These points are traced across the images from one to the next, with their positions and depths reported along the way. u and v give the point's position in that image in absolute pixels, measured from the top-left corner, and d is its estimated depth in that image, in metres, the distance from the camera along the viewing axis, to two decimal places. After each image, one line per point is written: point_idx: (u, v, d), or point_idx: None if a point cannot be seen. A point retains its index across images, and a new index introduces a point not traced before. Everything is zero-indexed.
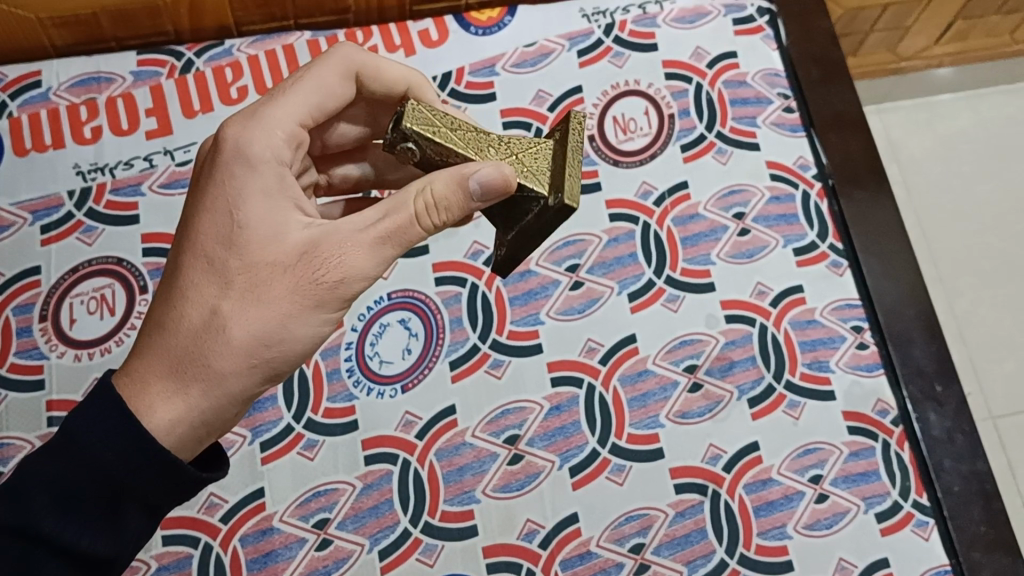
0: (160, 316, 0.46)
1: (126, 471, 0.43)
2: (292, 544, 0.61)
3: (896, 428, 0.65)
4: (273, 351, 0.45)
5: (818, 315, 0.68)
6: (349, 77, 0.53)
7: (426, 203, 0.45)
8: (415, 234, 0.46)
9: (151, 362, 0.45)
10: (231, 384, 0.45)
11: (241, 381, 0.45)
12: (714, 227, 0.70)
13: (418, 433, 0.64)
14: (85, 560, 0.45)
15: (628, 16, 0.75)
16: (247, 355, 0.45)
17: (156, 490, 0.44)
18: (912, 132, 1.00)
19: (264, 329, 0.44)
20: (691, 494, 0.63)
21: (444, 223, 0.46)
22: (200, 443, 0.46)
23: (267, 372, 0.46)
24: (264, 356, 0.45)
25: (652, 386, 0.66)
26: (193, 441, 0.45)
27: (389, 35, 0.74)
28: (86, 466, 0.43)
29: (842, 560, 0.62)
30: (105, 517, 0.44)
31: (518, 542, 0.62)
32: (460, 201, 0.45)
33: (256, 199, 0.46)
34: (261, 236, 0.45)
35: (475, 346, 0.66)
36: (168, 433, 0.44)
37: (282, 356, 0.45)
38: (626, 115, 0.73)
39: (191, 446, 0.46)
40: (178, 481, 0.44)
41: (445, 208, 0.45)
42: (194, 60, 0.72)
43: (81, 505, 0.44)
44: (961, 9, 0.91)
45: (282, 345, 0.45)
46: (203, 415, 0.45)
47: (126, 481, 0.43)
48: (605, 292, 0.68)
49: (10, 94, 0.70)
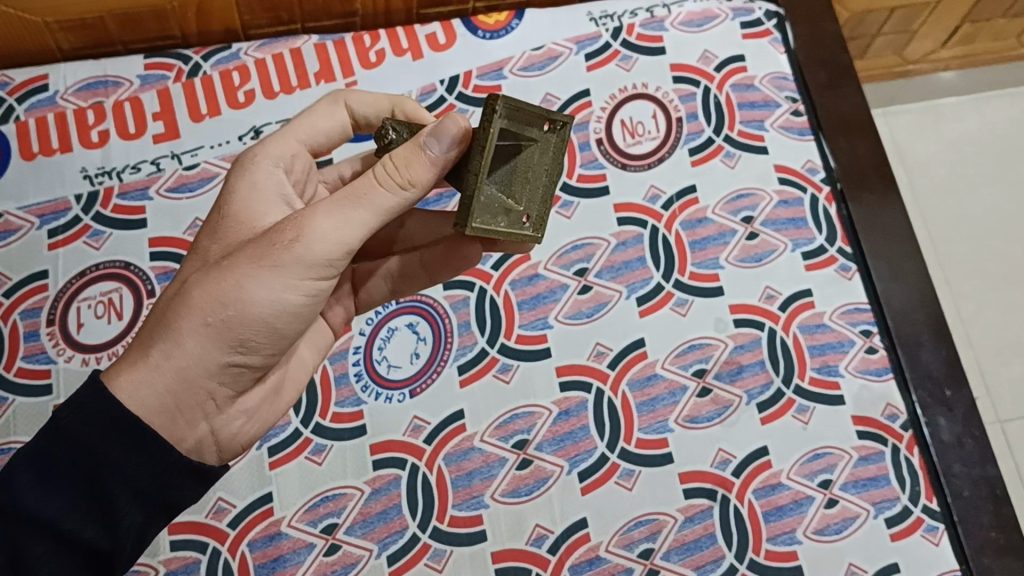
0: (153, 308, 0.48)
1: (101, 444, 0.43)
2: (300, 549, 0.61)
3: (906, 432, 0.65)
4: (227, 311, 0.44)
5: (827, 319, 0.67)
6: (339, 109, 0.54)
7: (388, 161, 0.44)
8: (383, 199, 0.44)
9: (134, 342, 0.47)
10: (189, 345, 0.44)
11: (198, 342, 0.44)
12: (723, 231, 0.70)
13: (426, 438, 0.64)
14: (80, 550, 0.43)
15: (635, 20, 0.75)
16: (202, 316, 0.44)
17: (131, 464, 0.43)
18: (918, 135, 1.00)
19: (220, 288, 0.44)
20: (700, 499, 0.63)
21: (407, 178, 0.44)
22: (168, 416, 0.45)
23: (224, 336, 0.45)
24: (221, 317, 0.44)
25: (660, 390, 0.65)
26: (157, 411, 0.44)
27: (396, 39, 0.74)
28: (66, 443, 0.43)
29: (851, 566, 0.62)
30: (92, 501, 0.43)
31: (527, 548, 0.62)
32: (416, 153, 0.44)
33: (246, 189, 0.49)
34: (238, 218, 0.48)
35: (483, 350, 0.66)
36: (130, 399, 0.44)
37: (234, 315, 0.44)
38: (634, 118, 0.73)
39: (158, 418, 0.45)
40: (155, 454, 0.44)
41: (407, 168, 0.44)
42: (201, 64, 0.72)
43: (65, 484, 0.43)
44: (968, 11, 0.92)
45: (237, 304, 0.44)
46: (165, 381, 0.44)
47: (101, 456, 0.43)
48: (614, 296, 0.68)
49: (16, 98, 0.70)
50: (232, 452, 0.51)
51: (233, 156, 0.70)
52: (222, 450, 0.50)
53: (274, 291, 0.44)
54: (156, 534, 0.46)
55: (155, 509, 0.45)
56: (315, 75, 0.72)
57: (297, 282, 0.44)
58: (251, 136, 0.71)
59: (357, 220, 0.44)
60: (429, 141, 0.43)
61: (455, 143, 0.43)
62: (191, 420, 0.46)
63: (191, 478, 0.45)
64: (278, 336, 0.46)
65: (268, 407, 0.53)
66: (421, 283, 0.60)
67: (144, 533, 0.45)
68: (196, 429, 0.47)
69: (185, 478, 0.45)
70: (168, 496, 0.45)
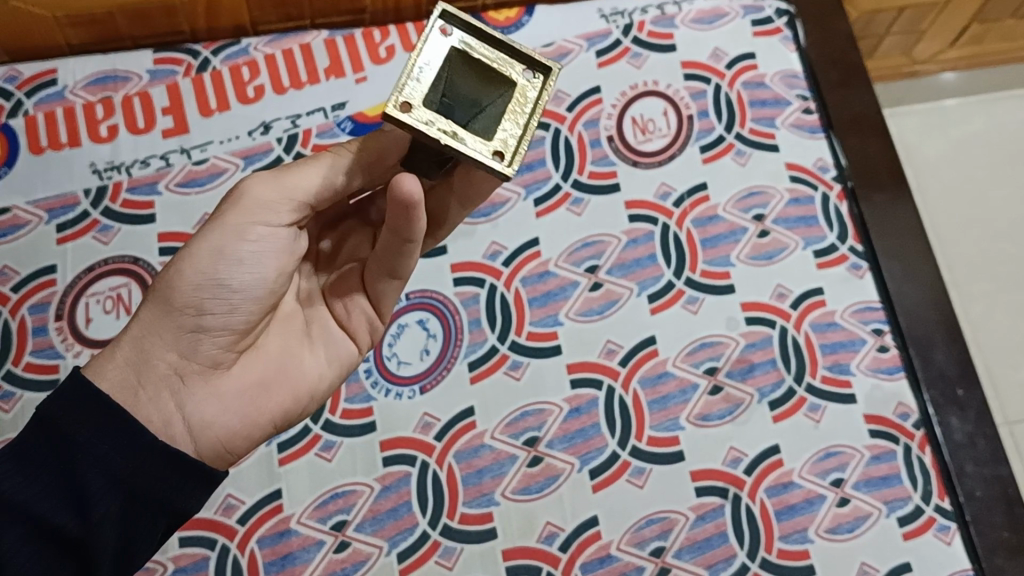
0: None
1: (72, 422, 0.43)
2: (310, 547, 0.61)
3: (918, 432, 0.64)
4: (166, 273, 0.47)
5: (838, 317, 0.67)
6: None
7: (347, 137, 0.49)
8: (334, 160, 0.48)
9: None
10: (143, 315, 0.48)
11: (149, 308, 0.48)
12: (734, 228, 0.69)
13: (436, 435, 0.64)
14: (57, 541, 0.42)
15: (646, 17, 0.75)
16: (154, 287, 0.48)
17: (102, 443, 0.43)
18: (924, 137, 0.99)
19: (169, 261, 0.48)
20: (712, 498, 0.63)
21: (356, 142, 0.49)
22: (130, 391, 0.47)
23: (167, 301, 0.47)
24: (165, 281, 0.47)
25: (672, 388, 0.65)
26: (119, 386, 0.47)
27: (406, 35, 0.73)
28: (43, 426, 0.43)
29: (864, 565, 0.61)
30: (66, 485, 0.42)
31: (538, 545, 0.61)
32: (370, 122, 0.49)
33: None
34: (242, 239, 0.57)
35: (493, 347, 0.66)
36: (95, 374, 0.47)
37: (171, 275, 0.47)
38: (645, 116, 0.72)
39: (121, 394, 0.47)
40: (127, 433, 0.44)
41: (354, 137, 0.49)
42: (211, 59, 0.72)
43: (40, 468, 0.42)
44: (976, 12, 0.92)
45: (175, 265, 0.47)
46: (126, 355, 0.47)
47: (72, 435, 0.43)
48: (625, 293, 0.68)
49: (25, 92, 0.70)
50: (210, 443, 0.49)
51: (242, 152, 0.70)
52: (200, 437, 0.49)
53: (216, 243, 0.47)
54: (140, 533, 0.44)
55: (134, 497, 0.44)
56: (325, 70, 0.72)
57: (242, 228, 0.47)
58: (260, 131, 0.70)
59: (307, 172, 0.48)
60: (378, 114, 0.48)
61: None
62: (155, 396, 0.47)
63: (173, 469, 0.45)
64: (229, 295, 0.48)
65: (254, 405, 0.50)
66: (403, 253, 0.50)
67: (125, 528, 0.44)
68: (164, 407, 0.47)
69: (162, 462, 0.45)
70: (147, 482, 0.44)
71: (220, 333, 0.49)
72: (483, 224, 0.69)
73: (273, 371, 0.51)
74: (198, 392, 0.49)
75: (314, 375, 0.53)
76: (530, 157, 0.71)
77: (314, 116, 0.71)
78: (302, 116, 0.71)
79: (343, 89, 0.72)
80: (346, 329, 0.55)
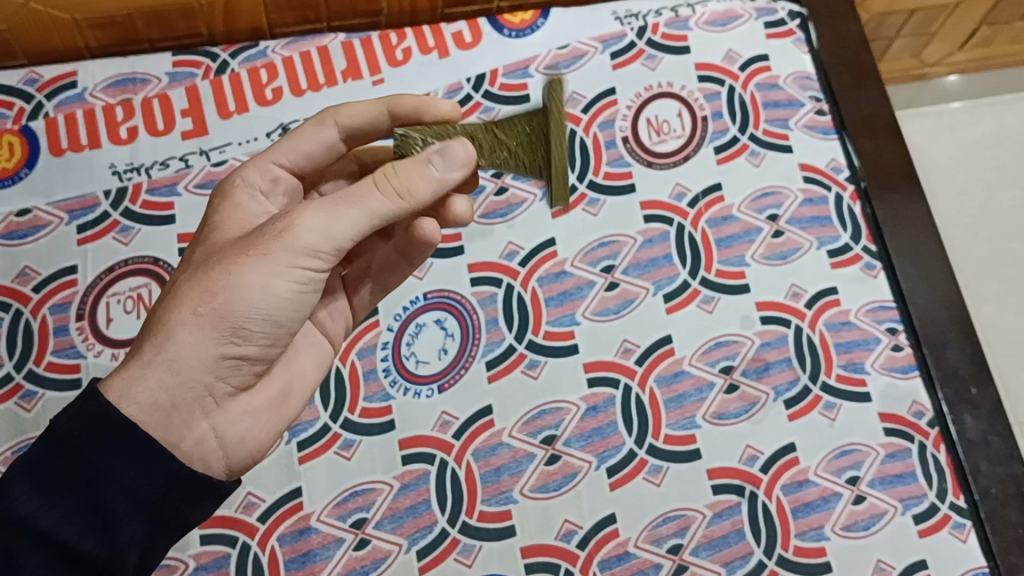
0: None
1: (95, 447, 0.42)
2: (330, 544, 0.61)
3: (932, 429, 0.65)
4: (212, 298, 0.44)
5: (852, 317, 0.68)
6: (326, 130, 0.57)
7: (387, 169, 0.46)
8: (378, 203, 0.45)
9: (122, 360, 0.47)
10: (181, 337, 0.44)
11: (190, 332, 0.44)
12: (748, 229, 0.70)
13: (455, 433, 0.64)
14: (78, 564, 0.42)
15: (660, 19, 0.76)
16: (193, 304, 0.44)
17: (129, 470, 0.42)
18: (934, 139, 1.00)
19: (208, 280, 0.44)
20: (729, 495, 0.63)
21: (402, 185, 0.45)
22: (163, 415, 0.44)
23: (216, 326, 0.44)
24: (212, 305, 0.44)
25: (688, 387, 0.66)
26: (151, 410, 0.44)
27: (422, 37, 0.74)
28: (65, 448, 0.42)
29: (880, 562, 0.62)
30: (90, 510, 0.42)
31: (556, 543, 0.62)
32: (416, 163, 0.46)
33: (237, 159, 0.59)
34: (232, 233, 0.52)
35: (511, 346, 0.66)
36: (123, 397, 0.43)
37: (221, 300, 0.44)
38: (659, 117, 0.73)
39: (153, 417, 0.44)
40: (153, 461, 0.43)
41: (392, 168, 0.46)
42: (229, 61, 0.73)
43: (62, 493, 0.42)
44: (986, 15, 0.92)
45: (226, 291, 0.44)
46: (159, 377, 0.44)
47: (103, 463, 0.42)
48: (640, 293, 0.68)
49: (45, 94, 0.71)
50: (241, 456, 0.49)
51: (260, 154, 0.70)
52: (229, 450, 0.49)
53: (262, 276, 0.44)
54: (162, 549, 0.45)
55: (160, 520, 0.43)
56: (342, 72, 0.73)
57: (286, 268, 0.45)
58: (278, 133, 0.71)
59: (349, 217, 0.45)
60: (430, 163, 0.47)
61: (458, 164, 0.47)
62: (189, 418, 0.46)
63: (198, 490, 0.44)
64: (273, 324, 0.46)
65: (272, 413, 0.52)
66: (404, 270, 0.60)
67: (147, 547, 0.44)
68: (197, 427, 0.46)
69: (190, 488, 0.44)
70: (172, 507, 0.43)
71: (258, 360, 0.48)
72: (499, 224, 0.70)
73: (284, 381, 0.54)
74: (227, 408, 0.48)
75: (311, 379, 0.56)
76: None
77: None
78: None
79: (361, 91, 0.73)
80: (328, 333, 0.58)
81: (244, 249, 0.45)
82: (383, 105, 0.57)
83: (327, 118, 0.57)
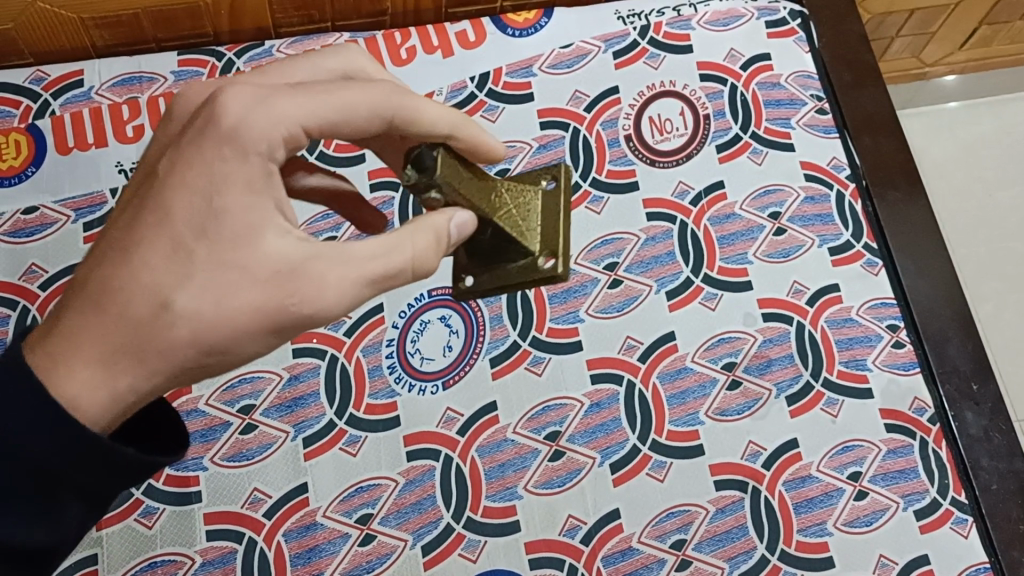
0: (86, 270, 0.44)
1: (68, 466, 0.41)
2: (336, 539, 0.62)
3: (933, 427, 0.64)
4: (207, 359, 0.43)
5: (854, 314, 0.68)
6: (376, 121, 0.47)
7: (423, 243, 0.46)
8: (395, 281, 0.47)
9: (84, 346, 0.42)
10: (160, 380, 0.43)
11: (173, 380, 0.43)
12: (750, 227, 0.70)
13: (460, 429, 0.65)
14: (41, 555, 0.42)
15: (662, 19, 0.76)
16: (189, 359, 0.43)
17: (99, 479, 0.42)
18: (932, 139, 1.05)
19: (215, 339, 0.42)
20: (731, 491, 0.63)
21: (428, 264, 0.48)
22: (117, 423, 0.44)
23: (193, 372, 0.44)
24: (205, 363, 0.43)
25: (691, 383, 0.66)
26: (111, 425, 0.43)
27: (426, 36, 0.75)
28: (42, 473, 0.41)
29: (882, 557, 0.62)
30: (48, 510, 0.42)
31: (560, 538, 0.62)
32: (441, 234, 0.47)
33: (257, 93, 0.44)
34: (252, 250, 0.42)
35: (515, 343, 0.67)
36: (91, 420, 0.42)
37: (219, 360, 0.44)
38: (662, 116, 0.73)
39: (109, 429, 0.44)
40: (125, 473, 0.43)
41: (423, 249, 0.46)
42: (234, 60, 0.73)
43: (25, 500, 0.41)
44: (986, 15, 0.92)
45: (222, 356, 0.43)
46: (129, 405, 0.43)
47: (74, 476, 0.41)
48: (643, 291, 0.68)
49: (52, 93, 0.71)
50: None
51: None
52: None
53: (263, 344, 0.44)
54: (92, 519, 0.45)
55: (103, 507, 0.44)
56: None
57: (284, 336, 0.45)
58: None
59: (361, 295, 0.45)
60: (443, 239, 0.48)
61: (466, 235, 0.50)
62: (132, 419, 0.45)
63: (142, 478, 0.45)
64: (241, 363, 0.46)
65: None
66: None
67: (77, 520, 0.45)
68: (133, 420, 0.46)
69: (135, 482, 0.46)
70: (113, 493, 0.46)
71: None
72: None
73: None
74: None
75: None
76: (549, 158, 0.72)
77: None
78: None
79: None
80: None
81: (263, 299, 0.42)
82: (449, 128, 0.50)
83: (391, 118, 0.47)
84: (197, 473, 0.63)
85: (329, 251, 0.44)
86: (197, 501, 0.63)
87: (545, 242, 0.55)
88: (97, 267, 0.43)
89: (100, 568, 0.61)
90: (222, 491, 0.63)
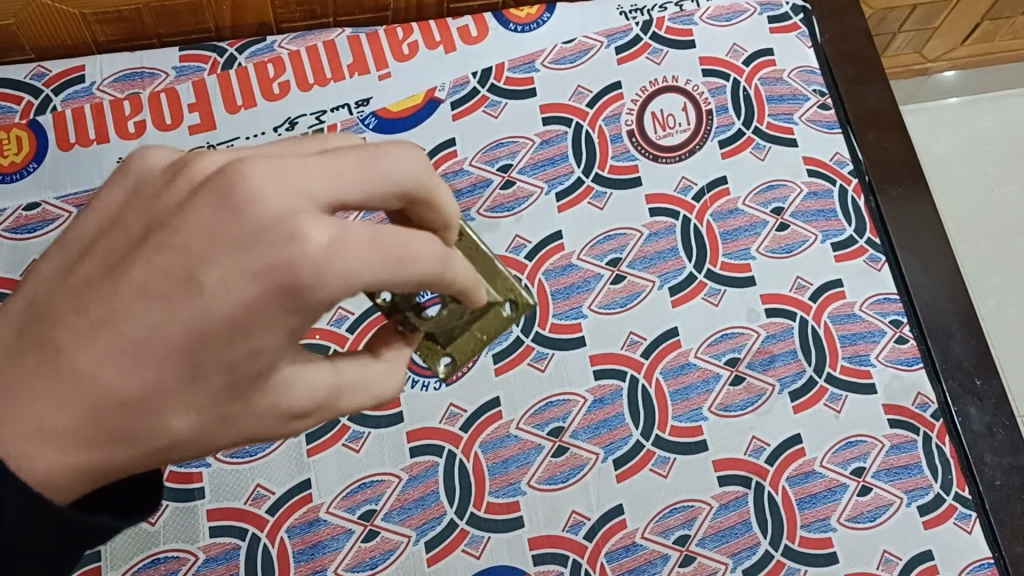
0: (73, 339, 0.33)
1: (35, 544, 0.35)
2: (339, 536, 0.62)
3: (937, 421, 0.65)
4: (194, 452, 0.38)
5: (857, 309, 0.68)
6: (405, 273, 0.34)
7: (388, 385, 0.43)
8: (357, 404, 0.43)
9: (67, 452, 0.33)
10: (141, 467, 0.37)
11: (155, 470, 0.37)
12: (753, 222, 0.70)
13: (463, 425, 0.64)
14: None
15: (665, 14, 0.76)
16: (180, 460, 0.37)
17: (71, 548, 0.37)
18: (935, 133, 1.05)
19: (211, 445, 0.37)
20: (734, 487, 0.63)
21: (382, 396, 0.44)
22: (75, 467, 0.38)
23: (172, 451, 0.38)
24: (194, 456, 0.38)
25: (694, 378, 0.66)
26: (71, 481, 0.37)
27: (428, 32, 0.74)
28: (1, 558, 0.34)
29: (886, 553, 0.62)
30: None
31: (564, 534, 0.62)
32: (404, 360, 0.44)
33: (343, 250, 0.31)
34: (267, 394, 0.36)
35: (518, 339, 0.67)
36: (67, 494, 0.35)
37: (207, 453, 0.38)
38: (664, 111, 0.73)
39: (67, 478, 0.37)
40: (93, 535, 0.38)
41: (390, 384, 0.44)
42: (236, 56, 0.73)
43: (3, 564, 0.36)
44: (989, 9, 0.92)
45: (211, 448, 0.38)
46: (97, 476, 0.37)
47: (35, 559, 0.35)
48: (647, 286, 0.68)
49: (53, 89, 0.72)
50: None
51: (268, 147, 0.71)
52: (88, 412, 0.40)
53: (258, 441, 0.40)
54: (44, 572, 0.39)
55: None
56: (349, 67, 0.73)
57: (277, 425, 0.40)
58: (286, 127, 0.72)
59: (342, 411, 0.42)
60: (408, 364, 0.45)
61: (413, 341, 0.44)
62: None
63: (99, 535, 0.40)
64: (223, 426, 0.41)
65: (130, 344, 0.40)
66: None
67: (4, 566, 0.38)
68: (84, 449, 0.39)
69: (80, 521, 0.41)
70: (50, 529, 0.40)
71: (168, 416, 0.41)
72: (506, 218, 0.70)
73: None
74: None
75: None
76: (552, 153, 0.72)
77: (339, 112, 0.72)
78: (327, 112, 0.72)
79: (368, 85, 0.73)
80: None
81: (257, 422, 0.38)
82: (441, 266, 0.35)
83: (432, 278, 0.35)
84: (199, 470, 0.63)
85: (325, 385, 0.39)
86: (200, 497, 0.62)
87: (459, 347, 0.45)
88: (81, 350, 0.33)
89: (102, 565, 0.61)
90: (226, 487, 0.63)
